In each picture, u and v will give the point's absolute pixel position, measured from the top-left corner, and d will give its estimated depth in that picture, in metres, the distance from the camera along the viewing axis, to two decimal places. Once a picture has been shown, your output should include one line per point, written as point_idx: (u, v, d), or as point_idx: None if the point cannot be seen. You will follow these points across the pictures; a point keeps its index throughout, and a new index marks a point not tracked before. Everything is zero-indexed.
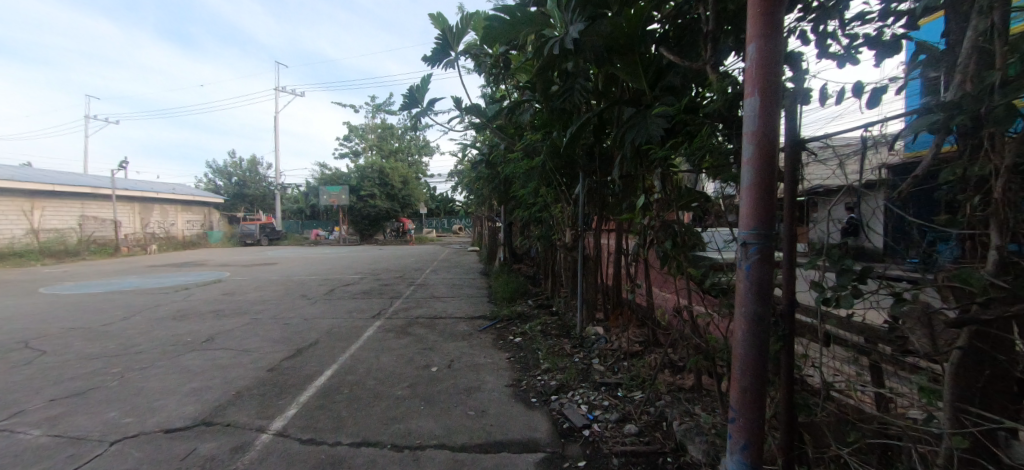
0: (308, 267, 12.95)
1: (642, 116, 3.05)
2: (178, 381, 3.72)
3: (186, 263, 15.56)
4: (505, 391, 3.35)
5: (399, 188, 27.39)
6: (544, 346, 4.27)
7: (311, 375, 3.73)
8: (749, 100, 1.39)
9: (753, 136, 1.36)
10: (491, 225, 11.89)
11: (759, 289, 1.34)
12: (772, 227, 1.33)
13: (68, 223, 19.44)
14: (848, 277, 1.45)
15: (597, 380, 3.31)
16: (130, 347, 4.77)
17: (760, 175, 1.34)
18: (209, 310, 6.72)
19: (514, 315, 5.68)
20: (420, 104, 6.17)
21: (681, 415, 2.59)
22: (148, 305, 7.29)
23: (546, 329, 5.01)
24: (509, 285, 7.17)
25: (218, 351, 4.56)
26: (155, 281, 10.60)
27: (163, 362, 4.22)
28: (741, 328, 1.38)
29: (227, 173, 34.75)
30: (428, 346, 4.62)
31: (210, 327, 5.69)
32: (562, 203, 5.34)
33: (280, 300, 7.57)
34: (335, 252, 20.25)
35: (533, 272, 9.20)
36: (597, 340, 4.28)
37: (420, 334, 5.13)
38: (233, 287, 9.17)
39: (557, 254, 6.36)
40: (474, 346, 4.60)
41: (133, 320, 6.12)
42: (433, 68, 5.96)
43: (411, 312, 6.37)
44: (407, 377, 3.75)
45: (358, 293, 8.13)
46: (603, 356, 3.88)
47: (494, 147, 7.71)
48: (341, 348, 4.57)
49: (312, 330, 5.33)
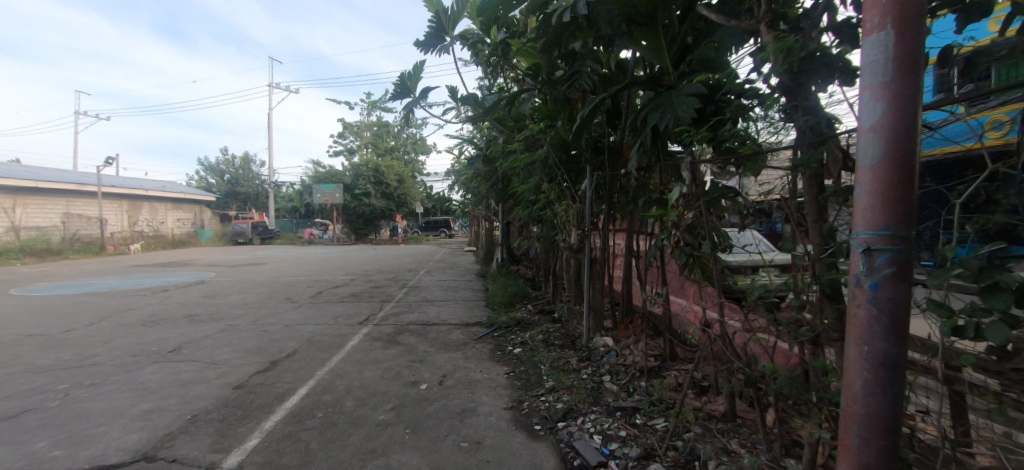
0: (297, 268, 12.40)
1: (669, 96, 2.61)
2: (129, 401, 3.24)
3: (172, 263, 14.97)
4: (503, 416, 2.90)
5: (395, 187, 26.90)
6: (548, 359, 3.83)
7: (282, 395, 3.26)
8: (876, 37, 0.96)
9: (882, 90, 0.95)
10: (488, 225, 11.40)
11: (894, 321, 0.95)
12: (912, 229, 0.94)
13: (52, 221, 18.86)
14: (1007, 300, 0.99)
15: (610, 403, 2.87)
16: (85, 359, 4.28)
17: (896, 149, 0.93)
18: (183, 316, 6.22)
19: (513, 322, 5.23)
20: (412, 94, 5.72)
21: (719, 454, 2.16)
22: (118, 309, 6.77)
23: (548, 339, 4.56)
24: (508, 289, 6.71)
25: (183, 364, 4.07)
26: (134, 282, 10.04)
27: (117, 378, 3.73)
28: (861, 375, 1.00)
29: (219, 171, 34.08)
30: (419, 357, 4.17)
31: (180, 334, 5.20)
32: (566, 201, 4.89)
33: (263, 304, 7.08)
34: (329, 252, 19.70)
35: (532, 274, 8.74)
36: (608, 353, 3.83)
37: (410, 343, 4.67)
38: (215, 289, 8.64)
39: (560, 255, 5.91)
40: (469, 358, 4.14)
41: (97, 327, 5.61)
42: (425, 53, 5.51)
43: (402, 318, 5.91)
44: (392, 395, 3.29)
45: (346, 297, 7.65)
46: (614, 372, 3.44)
47: (492, 143, 7.26)
48: (321, 360, 4.10)
49: (292, 339, 4.85)
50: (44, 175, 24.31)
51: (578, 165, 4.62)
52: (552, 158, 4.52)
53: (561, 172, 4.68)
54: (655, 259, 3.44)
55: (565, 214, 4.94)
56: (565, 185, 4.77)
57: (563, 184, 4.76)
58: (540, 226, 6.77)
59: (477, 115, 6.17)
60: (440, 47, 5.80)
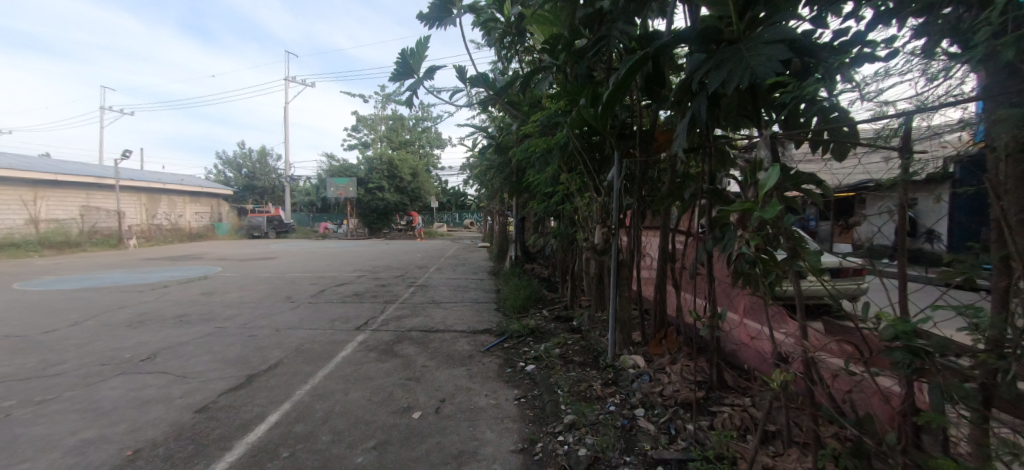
0: (304, 264, 12.01)
1: (738, 47, 1.91)
2: (71, 427, 2.76)
3: (183, 256, 14.83)
4: (510, 463, 2.29)
5: (408, 181, 26.50)
6: (566, 382, 3.21)
7: (248, 423, 2.74)
8: None
9: None
10: (502, 220, 10.75)
11: None
12: None
13: (71, 214, 19.19)
14: None
15: (649, 454, 2.23)
16: (49, 368, 3.85)
17: None
18: (173, 316, 5.81)
19: (526, 331, 4.62)
20: (415, 74, 5.13)
21: None
22: (109, 307, 6.40)
23: (566, 353, 3.94)
24: (521, 292, 6.09)
25: (150, 377, 3.59)
26: (137, 277, 9.76)
27: (73, 393, 3.28)
28: None
29: (236, 164, 34.33)
30: (416, 374, 3.62)
31: (162, 338, 4.77)
32: (587, 193, 4.19)
33: (260, 303, 6.66)
34: (341, 247, 19.37)
35: (548, 275, 8.09)
36: (639, 377, 3.14)
37: (409, 354, 4.13)
38: (215, 286, 8.25)
39: (580, 255, 5.25)
40: (474, 376, 3.56)
41: (79, 327, 5.25)
42: (429, 28, 4.90)
43: (404, 322, 5.38)
44: (378, 426, 2.73)
45: (349, 297, 7.16)
46: (649, 405, 2.79)
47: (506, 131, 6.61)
48: (304, 375, 3.58)
49: (280, 347, 4.35)
50: (67, 168, 24.80)
51: (603, 152, 3.94)
52: (573, 145, 3.87)
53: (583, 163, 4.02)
54: (703, 265, 2.78)
55: (587, 211, 4.26)
56: (584, 176, 4.06)
57: (581, 176, 4.06)
58: (557, 222, 6.12)
59: (488, 99, 5.55)
60: (447, 22, 5.19)
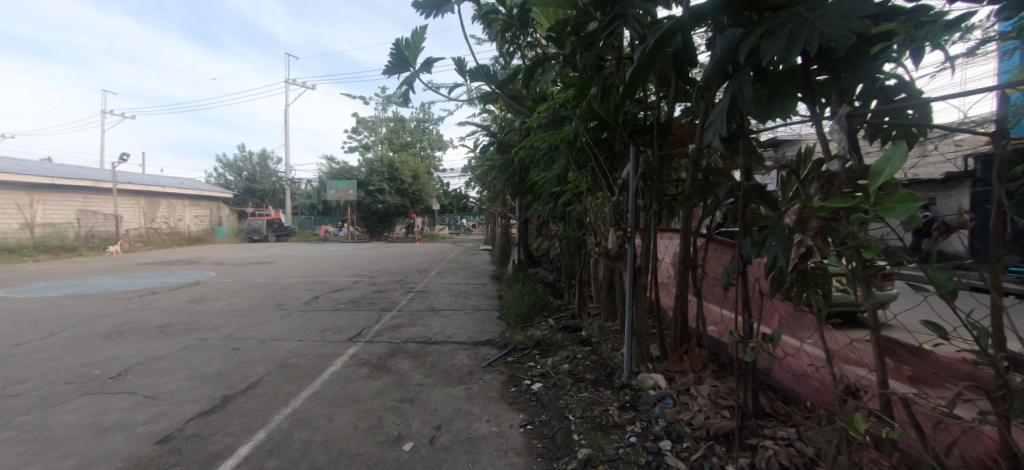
0: (301, 269, 11.65)
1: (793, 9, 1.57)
2: (12, 462, 2.41)
3: (179, 261, 14.54)
4: None
5: (409, 183, 26.17)
6: (578, 406, 2.83)
7: (213, 458, 2.38)
8: None
9: None
10: (504, 222, 10.40)
11: None
12: None
13: (68, 218, 19.01)
14: None
15: None
16: (9, 387, 3.51)
17: None
18: (156, 325, 5.48)
19: (531, 343, 4.24)
20: (411, 67, 4.80)
21: None
22: (90, 316, 6.06)
23: (577, 369, 3.56)
24: (525, 299, 5.71)
25: (116, 399, 3.24)
26: (127, 283, 9.43)
27: (26, 418, 2.94)
28: None
29: (236, 168, 34.12)
30: (410, 394, 3.25)
31: (139, 352, 4.43)
32: (597, 194, 3.83)
33: (250, 311, 6.33)
34: (340, 250, 18.99)
35: (553, 280, 7.70)
36: (662, 400, 2.77)
37: (404, 370, 3.76)
38: (205, 293, 7.91)
39: (589, 260, 4.89)
40: (474, 396, 3.20)
41: (54, 339, 4.92)
42: (426, 16, 4.57)
43: (401, 332, 5.03)
44: (363, 460, 2.37)
45: (344, 304, 6.80)
46: (675, 436, 2.41)
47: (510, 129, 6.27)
48: (286, 395, 3.23)
49: (264, 362, 4.00)
50: (66, 173, 24.65)
51: (614, 150, 3.60)
52: (582, 141, 3.53)
53: (593, 161, 3.69)
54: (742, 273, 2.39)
55: (597, 213, 3.90)
56: (592, 176, 3.70)
57: (588, 175, 3.69)
58: (563, 225, 5.76)
59: (490, 94, 5.21)
60: (445, 10, 4.85)
